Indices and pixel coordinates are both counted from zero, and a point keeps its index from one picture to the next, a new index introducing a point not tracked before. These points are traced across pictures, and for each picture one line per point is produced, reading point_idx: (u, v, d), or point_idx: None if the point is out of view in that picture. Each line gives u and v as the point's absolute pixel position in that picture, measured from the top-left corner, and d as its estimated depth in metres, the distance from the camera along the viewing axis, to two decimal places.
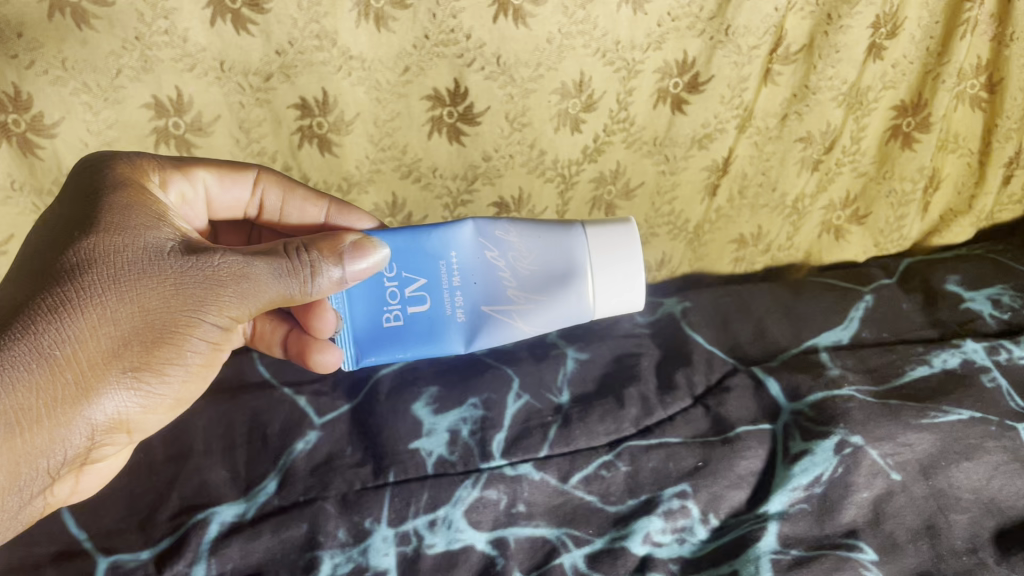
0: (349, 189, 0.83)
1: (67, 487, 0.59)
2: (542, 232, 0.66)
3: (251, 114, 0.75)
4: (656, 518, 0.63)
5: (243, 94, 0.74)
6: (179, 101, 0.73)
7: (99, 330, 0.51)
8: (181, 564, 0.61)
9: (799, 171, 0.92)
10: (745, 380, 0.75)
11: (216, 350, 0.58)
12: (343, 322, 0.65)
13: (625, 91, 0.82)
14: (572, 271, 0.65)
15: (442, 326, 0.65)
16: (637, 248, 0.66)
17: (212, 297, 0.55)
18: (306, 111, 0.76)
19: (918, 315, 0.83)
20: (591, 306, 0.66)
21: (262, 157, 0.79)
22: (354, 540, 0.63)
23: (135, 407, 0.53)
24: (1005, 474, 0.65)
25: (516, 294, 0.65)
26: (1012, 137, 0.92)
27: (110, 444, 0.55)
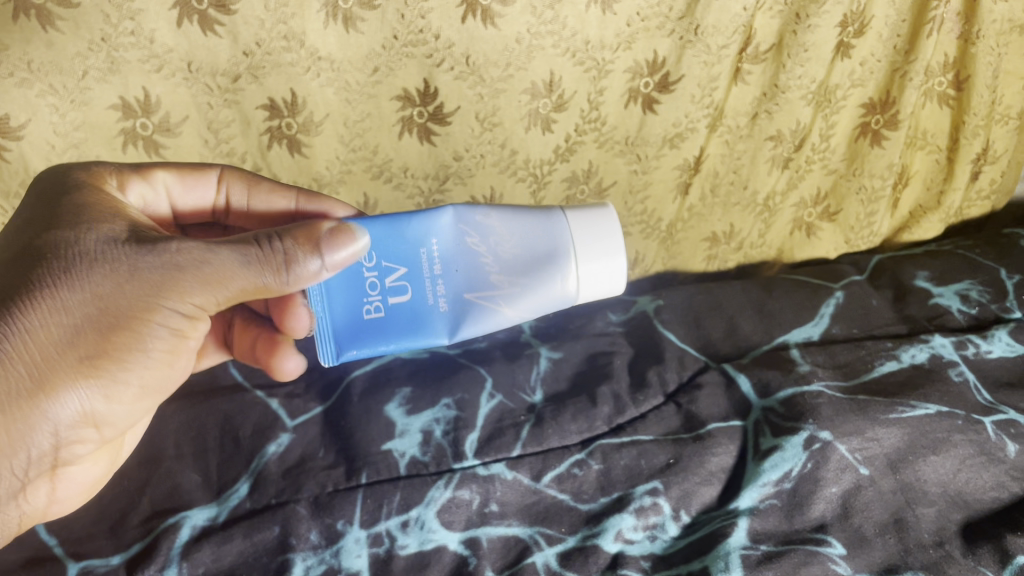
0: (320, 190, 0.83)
1: (41, 494, 0.59)
2: (523, 216, 0.64)
3: (220, 114, 0.75)
4: (628, 515, 0.63)
5: (211, 95, 0.74)
6: (147, 102, 0.73)
7: (51, 324, 0.51)
8: (152, 569, 0.61)
9: (769, 169, 0.93)
10: (716, 377, 0.75)
11: (184, 337, 0.58)
12: (320, 317, 0.62)
13: (596, 91, 0.82)
14: (556, 255, 0.64)
15: (426, 316, 0.63)
16: (616, 229, 0.66)
17: (172, 285, 0.54)
18: (275, 111, 0.76)
19: (887, 310, 0.84)
20: (574, 292, 0.65)
21: (231, 158, 0.79)
22: (327, 542, 0.63)
23: (98, 399, 0.55)
24: (971, 467, 0.66)
25: (499, 281, 0.63)
26: (978, 134, 0.94)
27: (76, 437, 0.56)
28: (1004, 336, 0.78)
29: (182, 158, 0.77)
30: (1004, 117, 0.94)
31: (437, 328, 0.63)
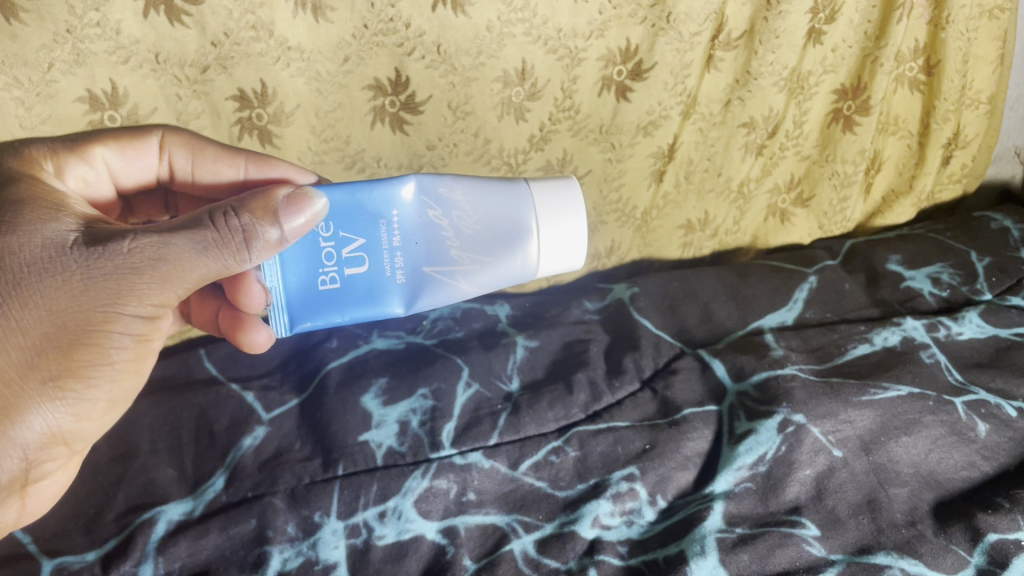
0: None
1: (11, 512, 0.56)
2: (486, 190, 0.65)
3: (190, 106, 0.74)
4: (605, 501, 0.64)
5: (180, 86, 0.73)
6: (114, 94, 0.71)
7: (10, 343, 0.51)
8: (128, 564, 0.60)
9: (743, 156, 0.94)
10: (691, 363, 0.76)
11: (145, 340, 0.56)
12: (275, 290, 0.61)
13: (569, 79, 0.82)
14: (518, 231, 0.66)
15: (383, 288, 0.63)
16: (580, 206, 0.68)
17: (128, 287, 0.53)
18: (245, 102, 0.75)
19: (860, 294, 0.85)
20: (534, 266, 0.68)
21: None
22: (304, 534, 0.62)
23: (65, 417, 0.53)
24: (942, 447, 0.67)
25: (459, 253, 0.65)
26: (949, 119, 0.95)
27: (48, 460, 0.55)
28: (975, 318, 0.79)
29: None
30: (974, 103, 0.95)
31: (392, 300, 0.64)
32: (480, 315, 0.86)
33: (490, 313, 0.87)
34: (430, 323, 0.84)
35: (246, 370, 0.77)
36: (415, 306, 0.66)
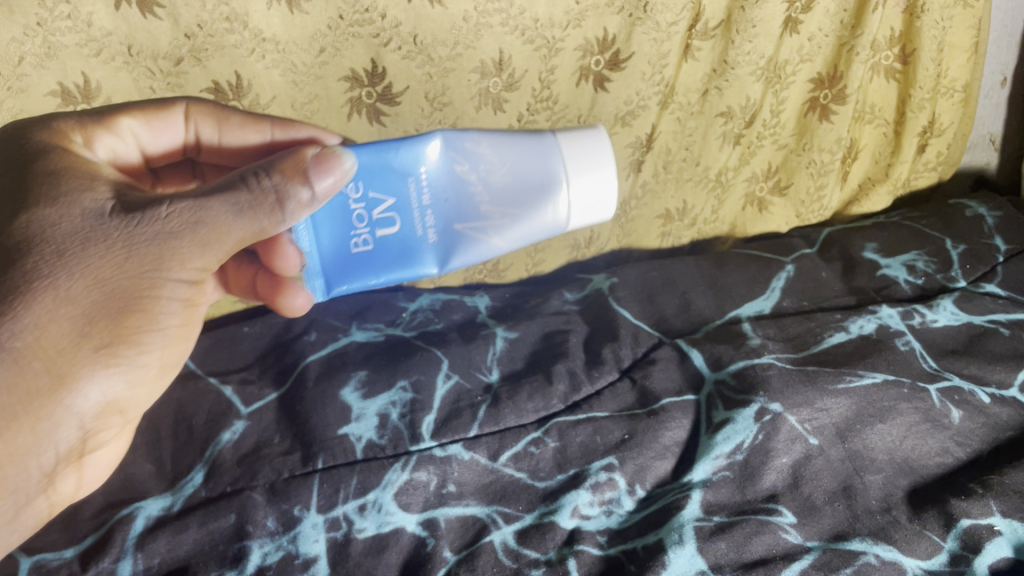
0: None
1: (70, 483, 0.58)
2: (515, 145, 0.65)
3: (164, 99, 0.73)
4: (584, 491, 0.64)
5: (154, 79, 0.72)
6: (87, 88, 0.71)
7: (58, 312, 0.51)
8: (107, 560, 0.60)
9: (721, 145, 0.94)
10: (670, 353, 0.76)
11: (190, 307, 0.57)
12: (308, 257, 0.62)
13: (547, 70, 0.82)
14: (547, 183, 0.65)
15: (416, 247, 0.63)
16: (609, 154, 0.67)
17: (171, 254, 0.53)
18: (220, 95, 0.75)
19: (837, 283, 0.85)
20: (565, 218, 0.67)
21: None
22: (284, 528, 0.62)
23: (120, 384, 0.54)
24: (916, 434, 0.67)
25: (489, 209, 0.65)
26: (925, 107, 0.95)
27: (104, 425, 0.56)
28: (949, 305, 0.80)
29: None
30: (949, 91, 0.95)
31: (427, 259, 0.64)
32: (460, 307, 0.86)
33: (470, 304, 0.87)
34: (409, 315, 0.84)
35: (225, 364, 0.77)
36: (449, 264, 0.65)
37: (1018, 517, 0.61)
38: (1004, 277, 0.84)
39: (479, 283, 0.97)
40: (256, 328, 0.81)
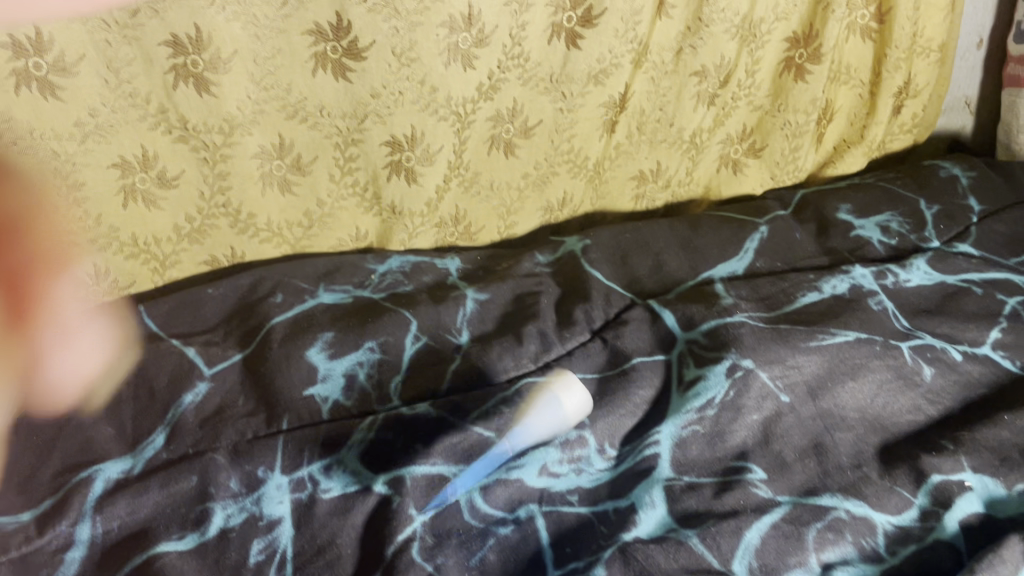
0: (231, 131, 0.77)
1: None
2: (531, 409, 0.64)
3: (120, 52, 0.70)
4: (553, 448, 0.63)
5: (110, 31, 0.68)
6: (39, 40, 0.66)
7: None
8: (64, 525, 0.58)
9: (695, 106, 0.95)
10: (642, 314, 0.75)
11: None
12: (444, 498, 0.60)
13: (518, 26, 0.81)
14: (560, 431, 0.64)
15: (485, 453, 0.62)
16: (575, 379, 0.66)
17: None
18: (178, 48, 0.70)
19: (811, 244, 0.85)
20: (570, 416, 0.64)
21: (134, 100, 0.72)
22: (248, 489, 0.61)
23: None
24: (888, 391, 0.67)
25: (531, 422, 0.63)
26: (900, 67, 0.98)
27: None
28: (923, 264, 0.80)
29: (81, 102, 0.71)
30: (925, 51, 0.98)
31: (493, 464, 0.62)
32: (431, 269, 0.85)
33: (441, 266, 0.86)
34: (378, 277, 0.83)
35: (188, 327, 0.75)
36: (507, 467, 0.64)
37: (988, 472, 0.61)
38: (977, 237, 0.85)
39: (451, 246, 0.95)
40: (221, 290, 0.79)
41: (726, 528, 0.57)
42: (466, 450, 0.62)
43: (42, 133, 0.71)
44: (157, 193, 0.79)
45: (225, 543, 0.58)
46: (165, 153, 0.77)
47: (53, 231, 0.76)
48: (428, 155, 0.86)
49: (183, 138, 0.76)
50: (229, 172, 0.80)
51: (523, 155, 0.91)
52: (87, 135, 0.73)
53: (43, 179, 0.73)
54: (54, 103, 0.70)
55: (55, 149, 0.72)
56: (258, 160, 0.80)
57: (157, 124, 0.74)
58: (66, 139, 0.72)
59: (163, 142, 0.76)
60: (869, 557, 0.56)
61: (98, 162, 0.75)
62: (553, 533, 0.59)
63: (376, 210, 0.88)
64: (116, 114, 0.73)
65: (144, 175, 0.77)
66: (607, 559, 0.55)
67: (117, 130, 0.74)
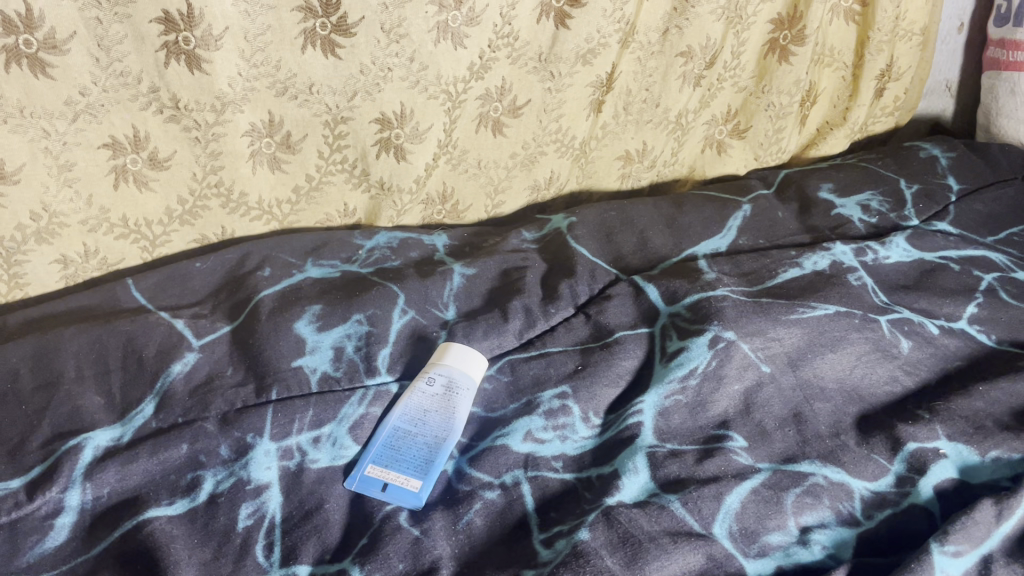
0: (223, 109, 0.77)
1: None
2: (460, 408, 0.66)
3: (110, 30, 0.68)
4: (538, 417, 0.65)
5: (101, 9, 0.67)
6: (29, 16, 0.65)
7: None
8: (54, 491, 0.58)
9: (681, 86, 0.96)
10: (625, 289, 0.77)
11: None
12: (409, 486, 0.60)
13: (509, 5, 0.82)
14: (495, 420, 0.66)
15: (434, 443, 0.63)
16: None
17: None
18: (170, 25, 0.70)
19: (793, 221, 0.88)
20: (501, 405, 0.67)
21: (126, 80, 0.71)
22: (236, 456, 0.61)
23: None
24: (866, 363, 0.68)
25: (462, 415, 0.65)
26: (882, 50, 1.01)
27: None
28: (902, 242, 0.82)
29: (72, 80, 0.69)
30: (908, 34, 1.01)
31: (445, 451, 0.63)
32: (417, 245, 0.86)
33: (428, 242, 0.87)
34: (366, 253, 0.84)
35: (176, 300, 0.76)
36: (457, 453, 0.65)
37: (962, 440, 0.62)
38: (956, 215, 0.87)
39: (438, 224, 0.96)
40: (209, 264, 0.80)
41: (707, 493, 0.57)
42: (410, 461, 0.62)
43: (31, 111, 0.69)
44: (148, 174, 0.77)
45: (213, 508, 0.58)
46: (156, 134, 0.75)
47: (43, 211, 0.75)
48: (417, 134, 0.87)
49: (175, 117, 0.75)
50: (221, 152, 0.79)
51: (511, 134, 0.92)
52: (78, 113, 0.71)
53: (31, 157, 0.71)
54: (45, 82, 0.68)
55: (45, 128, 0.70)
56: (248, 138, 0.80)
57: (149, 104, 0.73)
58: (56, 117, 0.70)
59: (154, 121, 0.75)
60: (845, 520, 0.57)
61: (88, 141, 0.73)
62: (538, 499, 0.60)
63: (365, 186, 0.89)
64: (107, 94, 0.71)
65: (135, 157, 0.76)
66: (591, 521, 0.55)
67: (108, 111, 0.72)
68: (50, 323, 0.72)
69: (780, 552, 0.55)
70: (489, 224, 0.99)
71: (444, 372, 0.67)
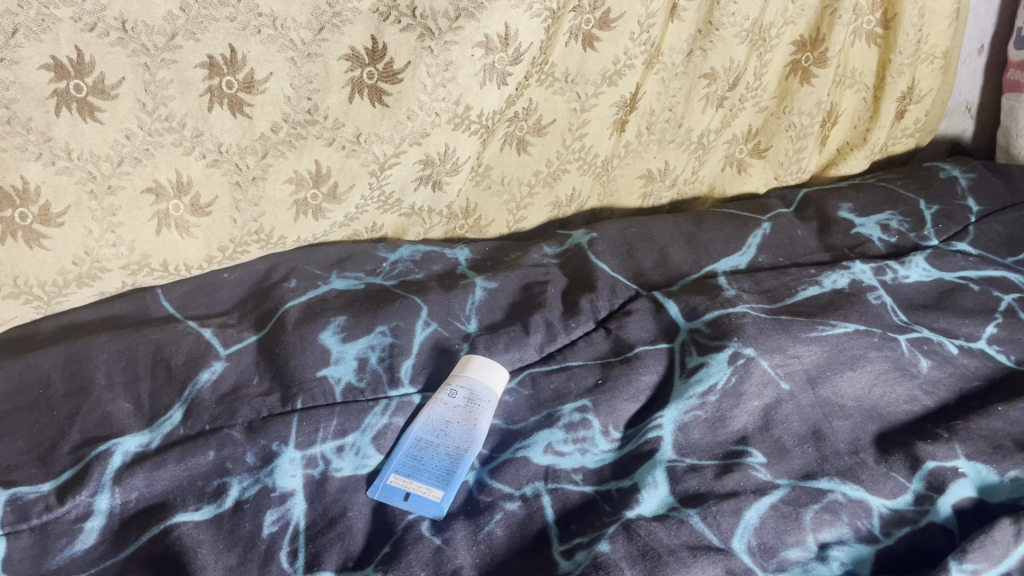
0: (265, 152, 0.78)
1: None
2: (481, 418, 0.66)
3: (158, 76, 0.69)
4: (558, 430, 0.65)
5: (149, 56, 0.68)
6: (80, 62, 0.66)
7: None
8: (84, 494, 0.59)
9: (704, 107, 0.98)
10: (646, 305, 0.78)
11: None
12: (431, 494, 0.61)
13: (547, 40, 0.84)
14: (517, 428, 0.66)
15: (456, 454, 0.64)
16: None
17: None
18: (214, 69, 0.71)
19: (812, 240, 0.89)
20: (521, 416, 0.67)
21: (170, 124, 0.72)
22: (262, 463, 0.62)
23: None
24: (886, 382, 0.69)
25: (482, 425, 0.66)
26: (903, 72, 1.02)
27: None
28: (921, 262, 0.83)
29: (118, 124, 0.70)
30: (929, 57, 1.03)
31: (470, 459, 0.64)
32: (440, 258, 0.88)
33: (450, 256, 0.89)
34: (390, 265, 0.85)
35: (204, 310, 0.78)
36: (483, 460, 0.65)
37: (981, 459, 0.62)
38: (975, 236, 0.88)
39: (460, 238, 0.97)
40: (236, 275, 0.82)
41: (726, 507, 0.58)
42: (432, 471, 0.63)
43: (78, 154, 0.69)
44: (190, 220, 0.78)
45: (239, 515, 0.59)
46: (199, 178, 0.76)
47: (86, 256, 0.73)
48: (455, 167, 0.88)
49: (217, 162, 0.76)
50: (261, 199, 0.80)
51: (535, 152, 0.93)
52: (124, 157, 0.71)
53: (76, 199, 0.71)
54: (93, 125, 0.68)
55: (91, 171, 0.70)
56: (292, 186, 0.81)
57: (192, 148, 0.74)
58: (102, 160, 0.70)
59: (197, 166, 0.75)
60: (863, 537, 0.58)
61: (133, 186, 0.73)
62: (558, 511, 0.60)
63: (396, 210, 0.90)
64: (152, 137, 0.72)
65: (178, 202, 0.76)
66: (611, 534, 0.56)
67: (153, 154, 0.73)
68: (81, 331, 0.74)
69: (799, 567, 0.56)
70: (510, 238, 1.00)
71: (465, 384, 0.68)
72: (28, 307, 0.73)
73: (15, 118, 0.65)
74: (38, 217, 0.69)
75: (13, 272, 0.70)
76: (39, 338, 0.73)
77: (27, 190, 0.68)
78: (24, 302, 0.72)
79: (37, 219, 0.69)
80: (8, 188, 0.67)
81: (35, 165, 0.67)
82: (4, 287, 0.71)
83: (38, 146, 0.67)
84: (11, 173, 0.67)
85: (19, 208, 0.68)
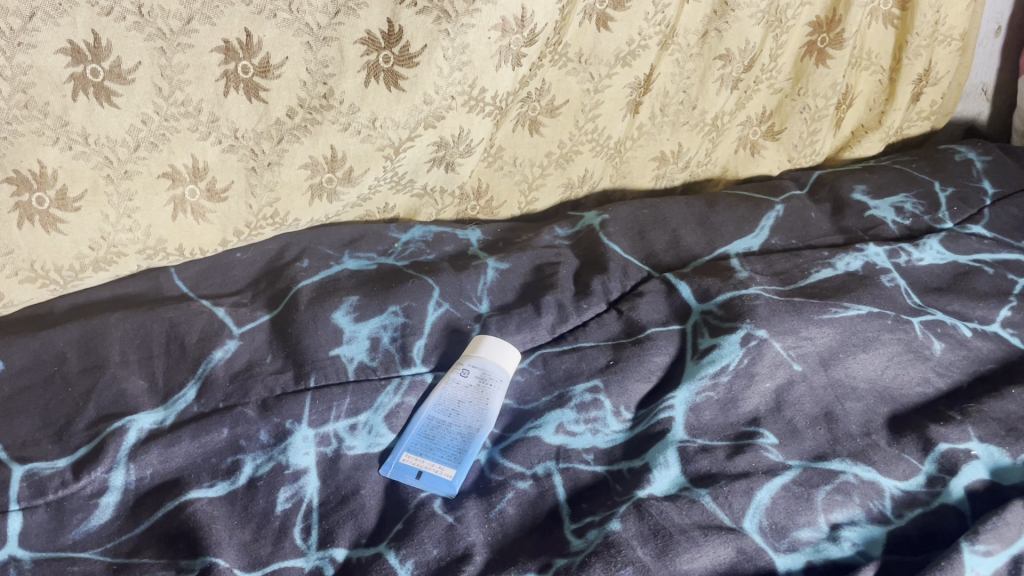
0: (280, 137, 0.78)
1: None
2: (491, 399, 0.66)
3: (174, 60, 0.69)
4: (570, 410, 0.65)
5: (165, 40, 0.68)
6: (97, 46, 0.66)
7: None
8: (99, 470, 0.59)
9: (718, 89, 0.98)
10: (658, 286, 0.77)
11: None
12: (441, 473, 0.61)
13: (561, 21, 0.83)
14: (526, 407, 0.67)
15: (467, 435, 0.64)
16: None
17: None
18: (230, 54, 0.71)
19: (825, 222, 0.88)
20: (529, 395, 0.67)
21: (187, 109, 0.72)
22: (275, 441, 0.63)
23: None
24: (898, 363, 0.69)
25: (490, 405, 0.66)
26: (919, 54, 1.02)
27: None
28: (935, 245, 0.82)
29: (135, 109, 0.70)
30: (946, 39, 1.02)
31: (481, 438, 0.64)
32: (451, 239, 0.88)
33: (461, 237, 0.89)
34: (401, 246, 0.85)
35: (216, 290, 0.78)
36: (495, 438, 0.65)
37: (994, 442, 0.62)
38: (990, 219, 0.87)
39: (471, 219, 0.97)
40: (249, 255, 0.82)
41: (738, 488, 0.58)
42: (444, 450, 0.63)
43: (95, 139, 0.69)
44: (205, 205, 0.78)
45: (253, 492, 0.59)
46: (214, 163, 0.76)
47: (102, 240, 0.74)
48: (468, 149, 0.88)
49: (233, 147, 0.76)
50: (277, 184, 0.80)
51: (547, 134, 0.93)
52: (140, 141, 0.71)
53: (93, 183, 0.71)
54: (109, 110, 0.68)
55: (109, 156, 0.70)
56: (307, 170, 0.81)
57: (208, 134, 0.74)
58: (118, 145, 0.70)
59: (214, 152, 0.75)
60: (875, 518, 0.58)
61: (149, 171, 0.73)
62: (570, 490, 0.61)
63: (409, 191, 0.90)
64: (168, 122, 0.72)
65: (193, 186, 0.76)
66: (622, 513, 0.56)
67: (170, 139, 0.73)
68: (95, 310, 0.74)
69: (810, 548, 0.56)
70: (521, 220, 1.00)
71: (477, 364, 0.68)
72: (43, 290, 0.73)
73: (32, 102, 0.65)
74: (54, 201, 0.70)
75: (30, 258, 0.71)
76: (54, 316, 0.73)
77: (44, 174, 0.68)
78: (40, 286, 0.73)
79: (53, 203, 0.70)
80: (25, 172, 0.67)
81: (52, 149, 0.68)
82: (22, 271, 0.71)
83: (54, 130, 0.67)
84: (28, 157, 0.67)
85: (36, 193, 0.68)
